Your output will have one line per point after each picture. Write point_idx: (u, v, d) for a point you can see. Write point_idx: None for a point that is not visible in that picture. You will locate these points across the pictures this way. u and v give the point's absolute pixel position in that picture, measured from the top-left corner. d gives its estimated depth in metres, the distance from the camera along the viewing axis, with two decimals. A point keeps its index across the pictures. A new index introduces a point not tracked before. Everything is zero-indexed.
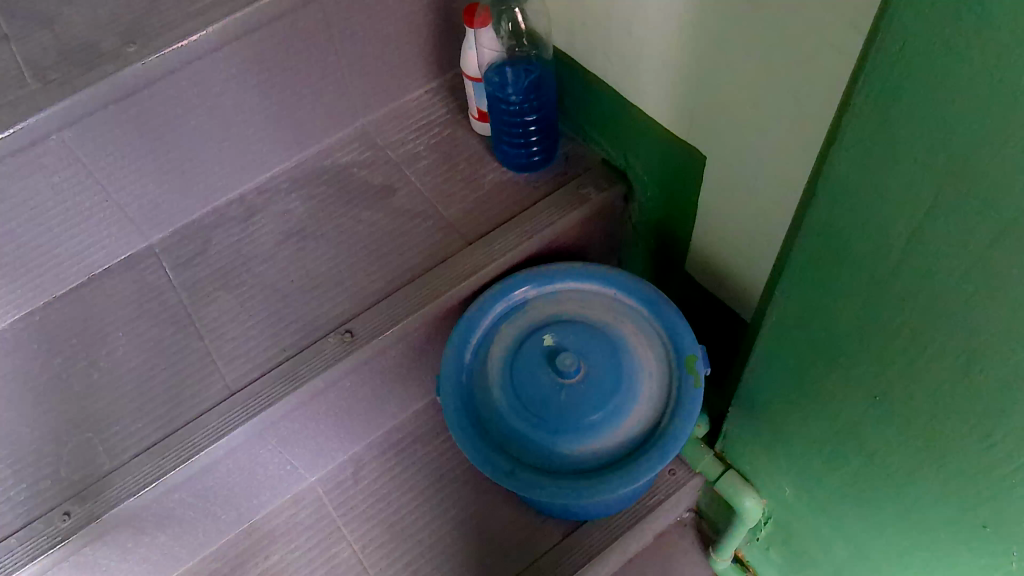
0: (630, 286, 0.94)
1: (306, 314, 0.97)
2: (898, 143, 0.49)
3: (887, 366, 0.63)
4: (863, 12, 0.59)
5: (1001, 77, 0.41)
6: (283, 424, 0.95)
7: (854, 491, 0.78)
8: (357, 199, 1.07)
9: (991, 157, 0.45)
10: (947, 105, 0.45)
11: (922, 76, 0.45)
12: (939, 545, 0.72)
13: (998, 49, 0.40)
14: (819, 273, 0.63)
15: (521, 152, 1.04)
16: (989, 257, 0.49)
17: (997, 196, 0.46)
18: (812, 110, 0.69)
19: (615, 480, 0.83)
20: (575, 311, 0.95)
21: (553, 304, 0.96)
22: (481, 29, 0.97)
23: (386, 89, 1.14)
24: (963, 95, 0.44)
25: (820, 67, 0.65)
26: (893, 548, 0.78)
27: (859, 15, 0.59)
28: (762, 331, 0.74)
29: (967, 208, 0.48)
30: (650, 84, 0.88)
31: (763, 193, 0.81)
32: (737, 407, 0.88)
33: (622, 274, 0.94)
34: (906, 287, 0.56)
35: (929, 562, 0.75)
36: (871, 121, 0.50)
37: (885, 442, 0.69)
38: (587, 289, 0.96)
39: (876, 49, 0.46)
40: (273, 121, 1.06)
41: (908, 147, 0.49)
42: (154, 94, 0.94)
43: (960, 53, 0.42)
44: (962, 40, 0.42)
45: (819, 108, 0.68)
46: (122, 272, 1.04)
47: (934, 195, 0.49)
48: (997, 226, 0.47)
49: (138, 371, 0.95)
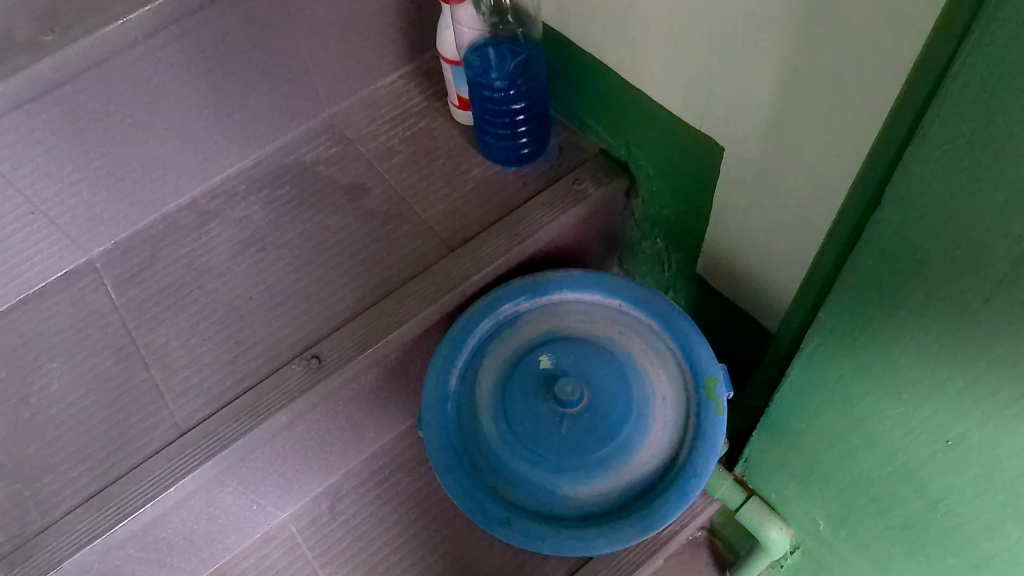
0: (636, 296, 0.82)
1: (267, 337, 0.85)
2: (1012, 135, 0.37)
3: (963, 409, 0.51)
4: None
5: None
6: (244, 464, 0.82)
7: (910, 536, 0.67)
8: (323, 202, 0.94)
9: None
10: None
11: None
12: None
13: None
14: (880, 291, 0.51)
15: (508, 145, 0.92)
16: None
17: None
18: (865, 97, 0.56)
19: (627, 529, 0.72)
20: (574, 326, 0.82)
21: (549, 317, 0.83)
22: (458, 6, 0.84)
23: (355, 73, 1.01)
24: None
25: (875, 45, 0.53)
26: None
27: None
28: (802, 353, 0.63)
29: None
30: (657, 63, 0.75)
31: (795, 187, 0.68)
32: (766, 434, 0.77)
33: (627, 282, 0.82)
34: (1000, 318, 0.44)
35: None
36: (978, 104, 0.38)
37: (956, 490, 0.58)
38: (588, 301, 0.84)
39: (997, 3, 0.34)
40: (225, 115, 0.94)
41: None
42: (81, 90, 0.81)
43: None
44: None
45: (873, 95, 0.56)
46: (58, 293, 0.91)
47: None
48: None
49: (75, 409, 0.83)
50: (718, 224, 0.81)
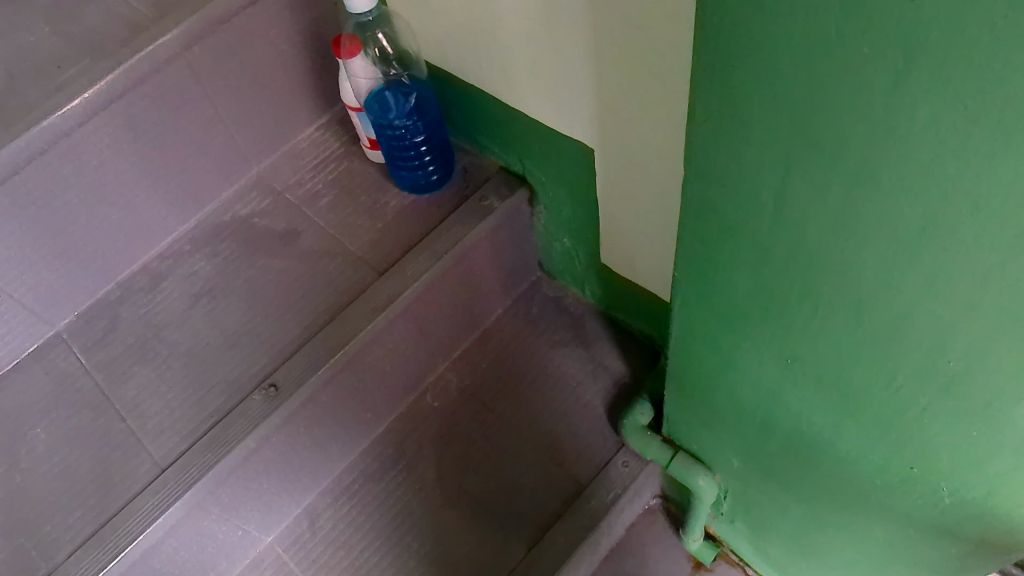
0: None
1: (228, 374, 0.95)
2: (782, 144, 0.49)
3: (792, 325, 0.62)
4: (677, 20, 0.63)
5: (908, 70, 0.40)
6: (223, 490, 0.91)
7: (805, 455, 0.76)
8: (263, 249, 1.05)
9: (894, 82, 0.41)
10: (840, 104, 0.44)
11: (810, 84, 0.45)
12: (888, 497, 0.70)
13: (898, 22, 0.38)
14: (713, 243, 0.62)
15: (419, 174, 1.03)
16: (927, 245, 0.47)
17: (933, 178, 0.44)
18: (673, 38, 0.65)
19: None
20: None
21: None
22: (351, 60, 0.93)
23: (275, 132, 1.12)
24: (871, 95, 0.42)
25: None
26: (867, 501, 0.73)
27: (682, 14, 0.62)
28: (676, 326, 0.75)
29: (886, 193, 0.47)
30: (524, 89, 0.88)
31: (654, 177, 0.82)
32: (670, 387, 0.86)
33: None
34: (817, 245, 0.54)
35: (884, 514, 0.73)
36: (781, 139, 0.49)
37: (834, 416, 0.67)
38: None
39: (706, 58, 0.48)
40: (161, 184, 1.03)
41: (841, 161, 0.47)
42: (29, 179, 0.91)
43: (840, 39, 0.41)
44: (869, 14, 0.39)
45: (680, 39, 0.65)
46: (31, 366, 0.99)
47: (849, 190, 0.48)
48: (897, 173, 0.45)
49: (62, 465, 0.92)
50: (607, 198, 0.91)
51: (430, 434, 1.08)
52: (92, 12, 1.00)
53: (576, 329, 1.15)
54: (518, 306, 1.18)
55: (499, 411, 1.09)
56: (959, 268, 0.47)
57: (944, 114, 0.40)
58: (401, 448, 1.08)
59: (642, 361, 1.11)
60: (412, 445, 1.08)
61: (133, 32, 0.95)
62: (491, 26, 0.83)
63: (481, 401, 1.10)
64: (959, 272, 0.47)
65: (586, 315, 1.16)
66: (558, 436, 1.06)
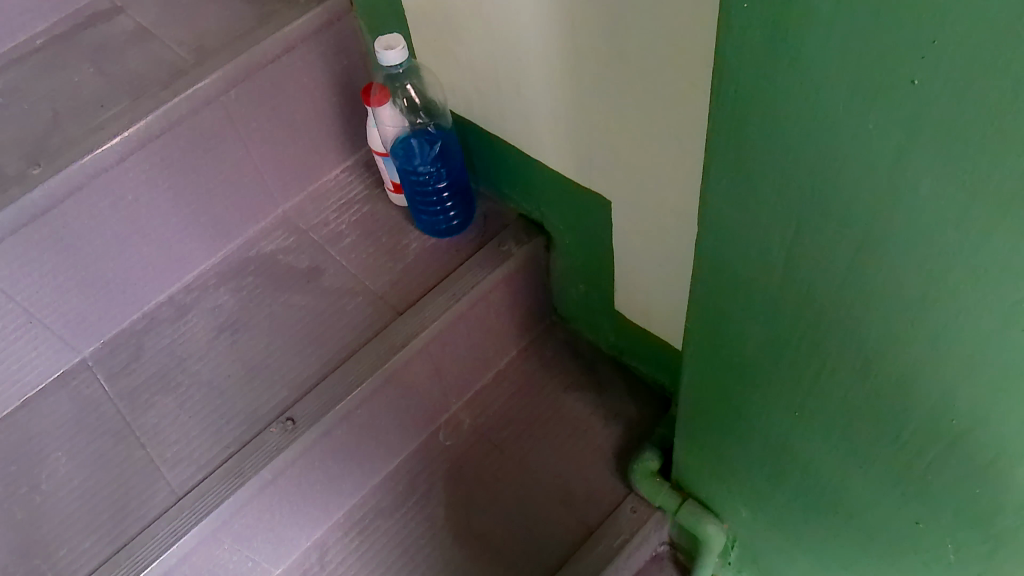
0: None
1: (247, 406, 0.97)
2: (792, 207, 0.52)
3: (800, 379, 0.64)
4: (694, 85, 0.67)
5: (911, 145, 0.43)
6: (236, 521, 0.93)
7: (813, 508, 0.77)
8: (286, 285, 1.08)
9: (897, 156, 0.44)
10: (846, 174, 0.47)
11: (820, 153, 0.47)
12: (895, 551, 0.71)
13: (901, 99, 0.41)
14: (726, 297, 0.64)
15: (440, 218, 1.07)
16: (928, 308, 0.50)
17: (934, 245, 0.46)
18: (691, 101, 0.69)
19: None
20: None
21: None
22: (379, 107, 0.98)
23: (303, 173, 1.16)
24: (875, 166, 0.45)
25: (681, 51, 0.65)
26: (875, 553, 0.74)
27: (699, 79, 0.66)
28: (686, 377, 0.77)
29: (892, 258, 0.49)
30: (546, 142, 0.91)
31: (669, 231, 0.84)
32: (681, 435, 0.87)
33: None
34: (825, 303, 0.56)
35: (891, 569, 0.74)
36: (793, 204, 0.52)
37: (841, 470, 0.69)
38: None
39: (720, 125, 0.52)
40: (191, 219, 1.07)
41: (848, 225, 0.50)
42: (67, 211, 0.94)
43: (847, 114, 0.44)
44: (873, 91, 0.42)
45: (696, 103, 0.68)
46: (56, 391, 1.02)
47: (855, 254, 0.51)
48: (901, 239, 0.48)
49: (81, 490, 0.94)
50: (623, 248, 0.94)
51: (441, 473, 1.10)
52: (134, 55, 1.05)
53: (588, 374, 1.17)
54: (531, 349, 1.20)
55: (510, 452, 1.11)
56: (962, 331, 0.49)
57: (944, 186, 0.43)
58: (412, 485, 1.09)
59: (652, 407, 1.13)
60: (423, 483, 1.09)
61: (173, 76, 1.00)
62: (517, 83, 0.87)
63: (493, 442, 1.12)
64: (962, 334, 0.49)
65: (598, 361, 1.18)
66: (568, 479, 1.08)
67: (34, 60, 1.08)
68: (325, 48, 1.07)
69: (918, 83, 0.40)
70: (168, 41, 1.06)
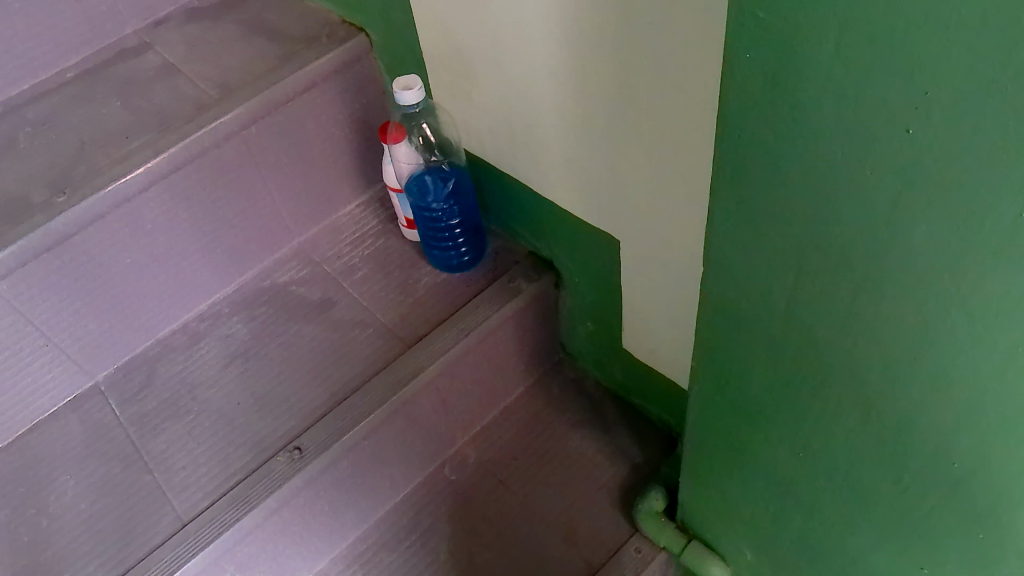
0: None
1: (255, 435, 0.98)
2: (795, 250, 0.53)
3: (802, 420, 0.65)
4: (700, 130, 0.69)
5: (907, 191, 0.44)
6: (240, 549, 0.93)
7: (817, 551, 0.77)
8: (298, 316, 1.10)
9: (894, 203, 0.45)
10: (845, 218, 0.48)
11: (818, 198, 0.49)
12: None
13: (897, 147, 0.43)
14: (729, 337, 0.65)
15: (451, 253, 1.09)
16: (927, 351, 0.51)
17: (932, 289, 0.47)
18: (697, 145, 0.71)
19: None
20: None
21: None
22: (395, 145, 1.01)
23: (319, 206, 1.18)
24: (873, 212, 0.47)
25: (687, 97, 0.68)
26: None
27: (704, 126, 0.68)
28: (691, 416, 0.78)
29: (889, 300, 0.50)
30: (557, 182, 0.93)
31: (676, 270, 0.86)
32: (686, 475, 0.87)
33: None
34: (825, 344, 0.57)
35: None
36: (794, 246, 0.53)
37: (844, 513, 0.69)
38: None
39: (723, 170, 0.53)
40: (208, 249, 1.09)
41: (848, 268, 0.51)
42: (88, 238, 0.97)
43: (845, 160, 0.46)
44: (870, 138, 0.44)
45: (701, 146, 0.70)
46: (68, 415, 1.03)
47: (856, 297, 0.52)
48: (900, 283, 0.49)
49: (87, 513, 0.95)
50: (631, 287, 0.95)
51: (445, 508, 1.10)
52: (160, 90, 1.09)
53: (594, 413, 1.17)
54: (538, 386, 1.21)
55: (515, 489, 1.11)
56: (960, 375, 0.50)
57: (939, 232, 0.44)
58: (416, 519, 1.09)
59: (657, 447, 1.13)
60: (426, 517, 1.09)
61: (197, 111, 1.03)
62: (529, 124, 0.90)
63: (497, 478, 1.12)
64: (960, 379, 0.50)
65: (605, 400, 1.18)
66: (571, 517, 1.07)
67: (64, 92, 1.12)
68: (344, 87, 1.10)
69: (913, 132, 0.42)
70: (193, 78, 1.10)
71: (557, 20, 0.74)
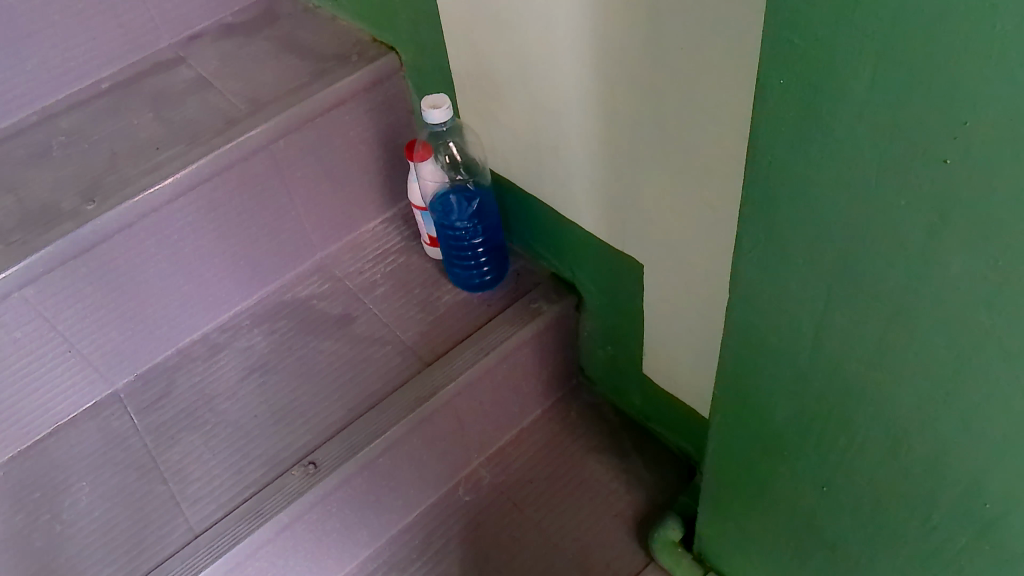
0: None
1: (270, 448, 0.98)
2: (823, 280, 0.52)
3: (827, 454, 0.63)
4: (730, 156, 0.68)
5: (942, 222, 0.43)
6: (250, 563, 0.93)
7: None
8: (318, 331, 1.10)
9: (929, 234, 0.44)
10: (877, 248, 0.48)
11: (851, 227, 0.48)
12: None
13: (935, 177, 0.42)
14: (753, 366, 0.64)
15: (473, 273, 1.09)
16: (958, 388, 0.49)
17: (964, 326, 0.46)
18: (726, 171, 0.70)
19: None
20: None
21: None
22: (421, 163, 1.01)
23: (343, 222, 1.19)
24: (908, 244, 0.46)
25: (716, 121, 0.67)
26: None
27: (734, 151, 0.68)
28: (711, 446, 0.76)
29: (922, 335, 0.49)
30: (582, 204, 0.93)
31: (700, 297, 0.85)
32: (705, 506, 0.86)
33: None
34: (853, 376, 0.56)
35: None
36: (824, 277, 0.52)
37: (868, 551, 0.67)
38: None
39: (750, 196, 0.53)
40: (232, 261, 1.10)
41: (879, 300, 0.50)
42: (115, 247, 0.98)
43: (879, 191, 0.45)
44: (906, 170, 0.43)
45: (730, 172, 0.69)
46: (87, 421, 1.04)
47: (885, 330, 0.51)
48: (932, 317, 0.48)
49: (101, 521, 0.95)
50: (653, 312, 0.94)
51: (458, 529, 1.09)
52: (192, 103, 1.10)
53: (612, 439, 1.16)
54: (555, 410, 1.20)
55: (529, 513, 1.09)
56: (995, 414, 0.48)
57: (974, 265, 0.43)
58: (428, 540, 1.08)
59: (675, 476, 1.11)
60: (439, 538, 1.08)
61: (227, 124, 1.04)
62: (556, 146, 0.89)
63: (512, 501, 1.11)
64: (995, 417, 0.48)
65: (623, 426, 1.17)
66: (585, 544, 1.06)
67: (98, 102, 1.13)
68: (373, 104, 1.11)
69: (950, 163, 0.41)
70: (224, 92, 1.11)
71: (586, 43, 0.74)
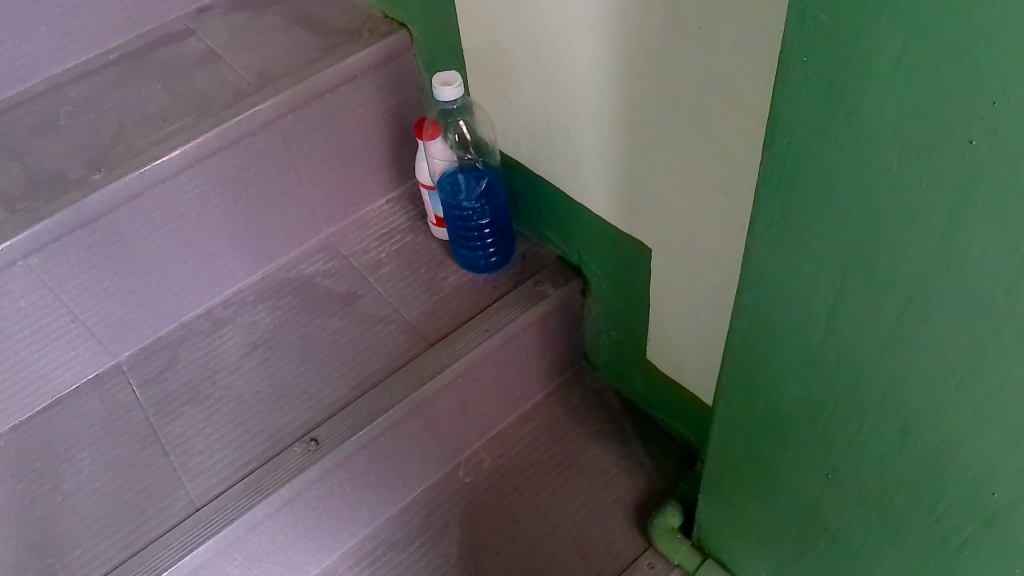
0: None
1: (272, 424, 0.98)
2: (837, 264, 0.52)
3: (834, 441, 0.63)
4: (746, 139, 0.67)
5: (964, 205, 0.43)
6: (250, 538, 0.93)
7: None
8: (322, 309, 1.09)
9: (949, 218, 0.44)
10: (895, 232, 0.47)
11: (869, 210, 0.47)
12: None
13: (959, 159, 0.41)
14: (763, 352, 0.63)
15: (479, 254, 1.08)
16: (971, 376, 0.49)
17: (981, 313, 0.46)
18: (742, 155, 0.69)
19: None
20: None
21: None
22: (431, 141, 1.02)
23: (350, 200, 1.18)
24: (928, 228, 0.45)
25: (733, 104, 0.66)
26: None
27: (750, 133, 0.67)
28: (716, 432, 0.76)
29: (938, 322, 0.48)
30: (592, 185, 0.92)
31: (709, 282, 0.84)
32: (706, 492, 0.86)
33: None
34: (863, 362, 0.55)
35: None
36: (839, 261, 0.52)
37: (871, 540, 0.67)
38: None
39: (767, 177, 0.52)
40: (238, 236, 1.09)
41: (895, 286, 0.49)
42: (121, 217, 0.97)
43: (900, 173, 0.44)
44: (929, 152, 0.42)
45: (745, 156, 0.69)
46: (89, 393, 1.03)
47: (899, 316, 0.51)
48: (949, 303, 0.47)
49: (102, 492, 0.95)
50: (660, 297, 0.94)
51: (458, 510, 1.09)
52: (201, 75, 1.09)
53: (614, 424, 1.15)
54: (558, 394, 1.20)
55: (529, 495, 1.10)
56: (1008, 404, 0.48)
57: (994, 251, 0.43)
58: (428, 520, 1.08)
59: (676, 462, 1.11)
60: (438, 518, 1.08)
61: (236, 97, 1.03)
62: (568, 127, 0.89)
63: (512, 484, 1.11)
64: (1008, 407, 0.48)
65: (625, 411, 1.17)
66: (585, 528, 1.06)
67: (106, 73, 1.12)
68: (383, 81, 1.10)
69: (975, 144, 0.40)
70: (234, 65, 1.10)
71: (603, 22, 0.73)
